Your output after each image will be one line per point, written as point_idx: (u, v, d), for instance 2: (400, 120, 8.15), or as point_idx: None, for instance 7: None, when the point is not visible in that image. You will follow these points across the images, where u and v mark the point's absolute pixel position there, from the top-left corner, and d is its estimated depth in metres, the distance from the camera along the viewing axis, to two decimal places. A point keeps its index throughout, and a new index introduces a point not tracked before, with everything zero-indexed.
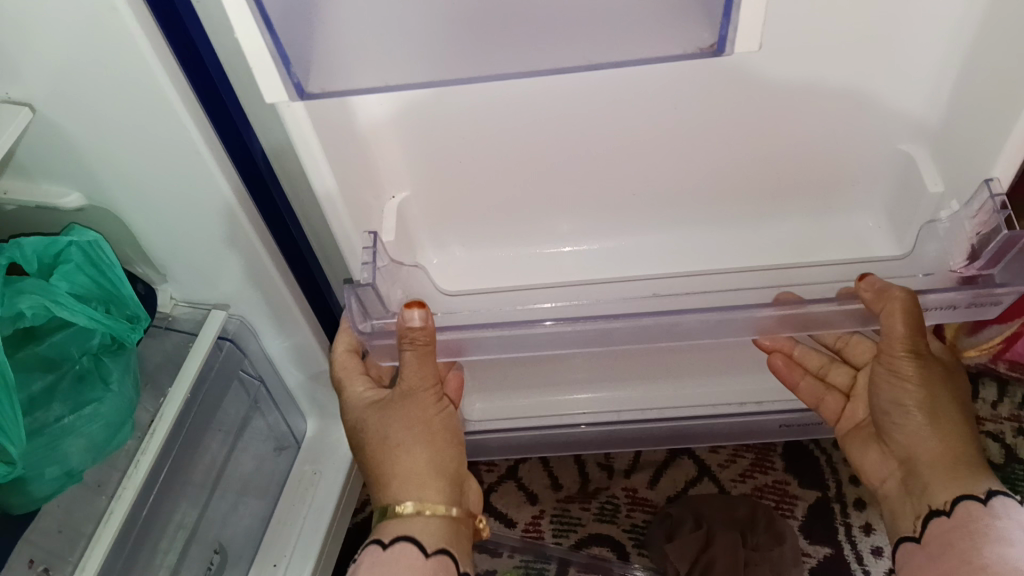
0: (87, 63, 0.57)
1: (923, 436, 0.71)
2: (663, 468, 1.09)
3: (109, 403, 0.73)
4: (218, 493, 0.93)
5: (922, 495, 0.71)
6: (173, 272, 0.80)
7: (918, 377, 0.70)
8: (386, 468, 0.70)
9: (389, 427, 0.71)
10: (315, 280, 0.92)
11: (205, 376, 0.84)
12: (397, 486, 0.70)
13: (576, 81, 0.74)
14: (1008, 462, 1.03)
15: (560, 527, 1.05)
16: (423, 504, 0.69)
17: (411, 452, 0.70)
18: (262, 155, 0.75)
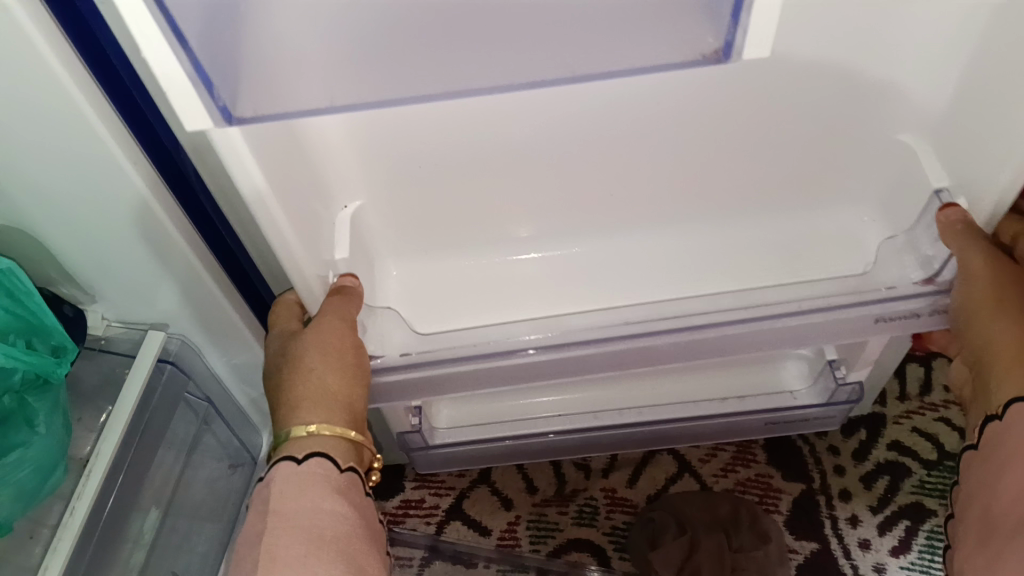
0: None
1: (993, 339, 0.61)
2: (642, 466, 1.04)
3: (36, 447, 0.66)
4: (170, 520, 0.86)
5: (991, 397, 0.62)
6: (104, 291, 0.72)
7: (992, 280, 0.61)
8: (294, 393, 0.63)
9: (301, 358, 0.64)
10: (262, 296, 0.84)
11: (147, 403, 0.76)
12: (302, 412, 0.62)
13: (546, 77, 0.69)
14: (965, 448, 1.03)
15: (537, 533, 1.00)
16: (322, 424, 0.62)
17: (320, 375, 0.63)
18: (197, 172, 0.67)
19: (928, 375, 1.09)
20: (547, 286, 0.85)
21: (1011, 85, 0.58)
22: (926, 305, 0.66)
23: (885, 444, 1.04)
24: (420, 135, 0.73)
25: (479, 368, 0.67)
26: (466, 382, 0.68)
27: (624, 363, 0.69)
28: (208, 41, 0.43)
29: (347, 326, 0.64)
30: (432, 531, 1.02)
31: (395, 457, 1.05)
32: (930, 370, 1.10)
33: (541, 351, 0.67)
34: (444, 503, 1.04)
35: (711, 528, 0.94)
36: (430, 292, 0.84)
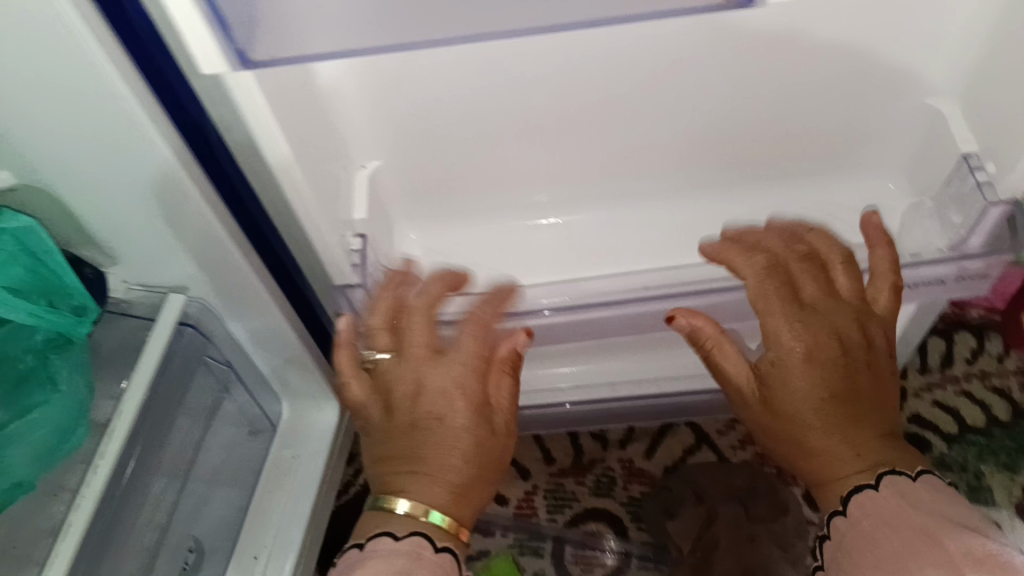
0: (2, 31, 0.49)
1: (791, 390, 0.60)
2: (659, 438, 1.04)
3: (57, 406, 0.67)
4: (190, 484, 0.87)
5: (835, 485, 0.60)
6: (126, 255, 0.72)
7: (805, 366, 0.60)
8: (416, 450, 0.61)
9: (422, 384, 0.62)
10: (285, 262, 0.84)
11: (166, 367, 0.77)
12: (411, 487, 0.60)
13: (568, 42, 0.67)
14: (987, 424, 1.01)
15: (554, 503, 1.01)
16: (424, 505, 0.59)
17: (440, 376, 0.62)
18: (222, 142, 0.67)
19: (950, 348, 1.07)
20: (566, 257, 0.85)
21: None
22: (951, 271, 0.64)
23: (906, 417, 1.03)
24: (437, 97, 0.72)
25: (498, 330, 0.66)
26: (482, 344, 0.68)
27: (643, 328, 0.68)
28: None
29: (474, 330, 0.64)
30: None
31: None
32: (952, 343, 1.07)
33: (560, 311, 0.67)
34: None
35: (721, 500, 0.96)
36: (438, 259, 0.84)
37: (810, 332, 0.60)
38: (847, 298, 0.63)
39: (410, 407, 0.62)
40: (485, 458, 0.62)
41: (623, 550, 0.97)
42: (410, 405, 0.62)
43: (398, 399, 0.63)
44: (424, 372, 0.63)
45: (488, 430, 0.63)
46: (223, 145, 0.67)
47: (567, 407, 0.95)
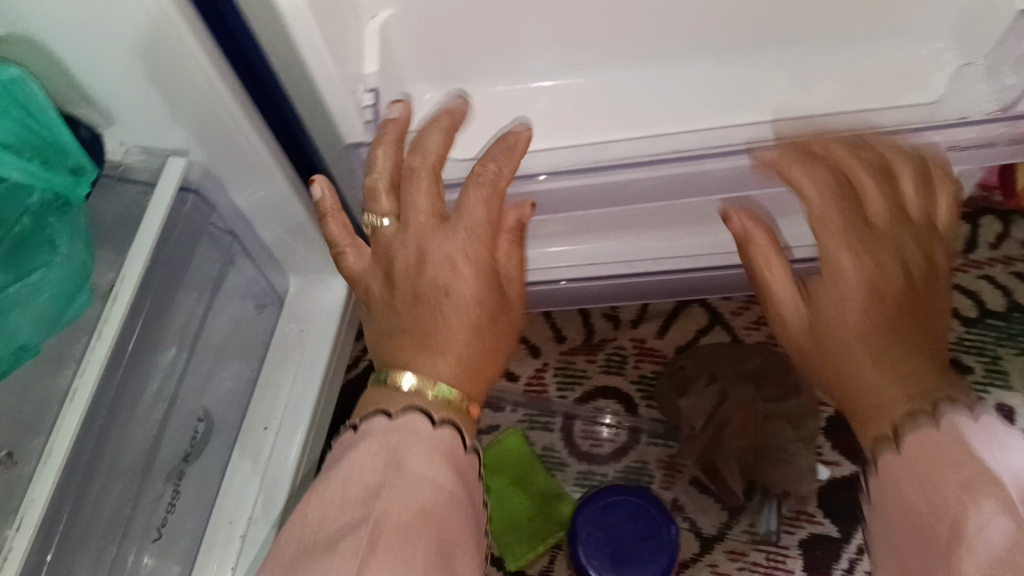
0: None
1: (834, 315, 0.54)
2: (672, 318, 1.02)
3: (58, 269, 0.65)
4: (197, 356, 0.85)
5: (880, 399, 0.50)
6: (122, 113, 0.68)
7: (848, 247, 0.54)
8: (423, 319, 0.56)
9: (426, 251, 0.57)
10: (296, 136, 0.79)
11: (172, 233, 0.75)
12: (431, 363, 0.54)
13: None
14: (1007, 309, 1.00)
15: (564, 380, 1.00)
16: (443, 386, 0.54)
17: (456, 248, 0.57)
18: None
19: (976, 232, 1.04)
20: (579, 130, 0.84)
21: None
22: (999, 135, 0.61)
23: None
24: None
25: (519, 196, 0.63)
26: None
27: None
28: None
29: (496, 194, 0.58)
30: None
31: None
32: (976, 228, 1.04)
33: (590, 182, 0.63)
34: None
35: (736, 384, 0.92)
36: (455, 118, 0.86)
37: (850, 234, 0.55)
38: (913, 216, 0.57)
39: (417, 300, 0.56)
40: (483, 343, 0.57)
41: (632, 426, 0.98)
42: (438, 301, 0.56)
43: (406, 279, 0.57)
44: (430, 239, 0.57)
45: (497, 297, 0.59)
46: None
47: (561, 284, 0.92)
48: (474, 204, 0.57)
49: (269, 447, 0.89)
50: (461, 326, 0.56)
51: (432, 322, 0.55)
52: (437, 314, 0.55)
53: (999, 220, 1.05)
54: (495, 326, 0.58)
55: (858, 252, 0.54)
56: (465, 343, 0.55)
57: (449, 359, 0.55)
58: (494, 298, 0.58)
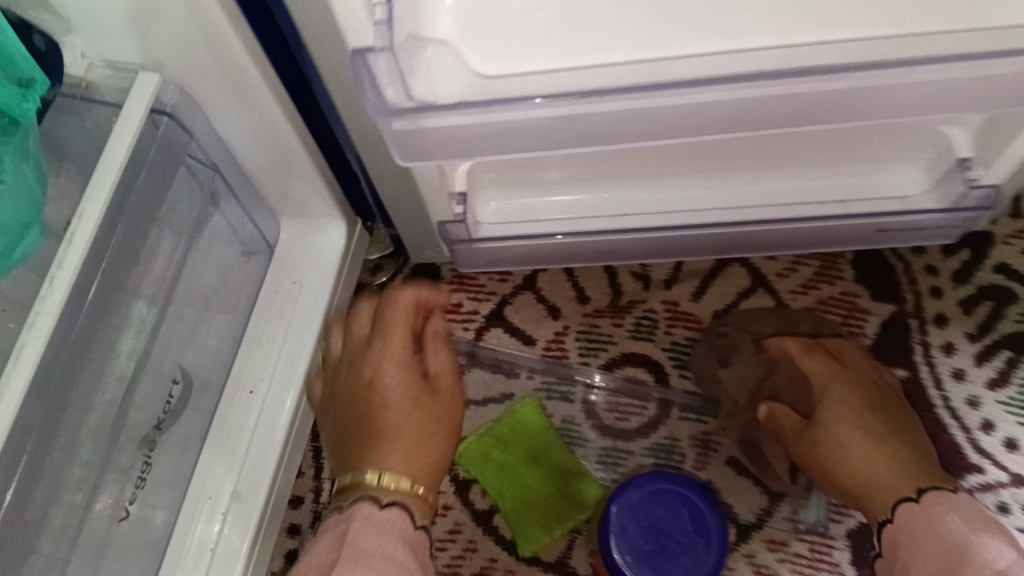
0: None
1: (835, 427, 0.73)
2: (709, 279, 0.92)
3: (4, 198, 0.53)
4: (173, 307, 0.75)
5: (872, 498, 0.69)
6: (79, 18, 0.56)
7: (830, 390, 0.76)
8: (368, 414, 0.67)
9: (367, 369, 0.68)
10: (297, 54, 0.66)
11: (140, 162, 0.63)
12: (387, 460, 0.63)
13: None
14: None
15: (587, 345, 0.90)
16: (392, 477, 0.62)
17: (393, 377, 0.67)
18: None
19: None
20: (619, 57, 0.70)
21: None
22: None
23: (993, 266, 0.90)
24: None
25: (560, 117, 0.50)
26: (534, 140, 0.52)
27: (751, 129, 0.52)
28: None
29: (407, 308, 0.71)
30: (470, 337, 0.91)
31: (430, 255, 0.92)
32: None
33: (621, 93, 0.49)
34: (485, 309, 0.92)
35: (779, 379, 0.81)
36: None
37: (845, 385, 0.76)
38: (872, 395, 0.76)
39: (365, 392, 0.68)
40: (421, 416, 0.67)
41: (661, 399, 0.88)
42: (379, 403, 0.66)
43: (359, 359, 0.70)
44: (371, 364, 0.69)
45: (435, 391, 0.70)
46: None
47: (557, 237, 0.80)
48: (397, 313, 0.70)
49: (255, 413, 0.79)
50: (393, 407, 0.66)
51: (370, 442, 0.65)
52: (382, 414, 0.66)
53: None
54: (443, 416, 0.69)
55: (831, 376, 0.77)
56: (399, 422, 0.66)
57: (393, 441, 0.65)
58: (428, 409, 0.67)
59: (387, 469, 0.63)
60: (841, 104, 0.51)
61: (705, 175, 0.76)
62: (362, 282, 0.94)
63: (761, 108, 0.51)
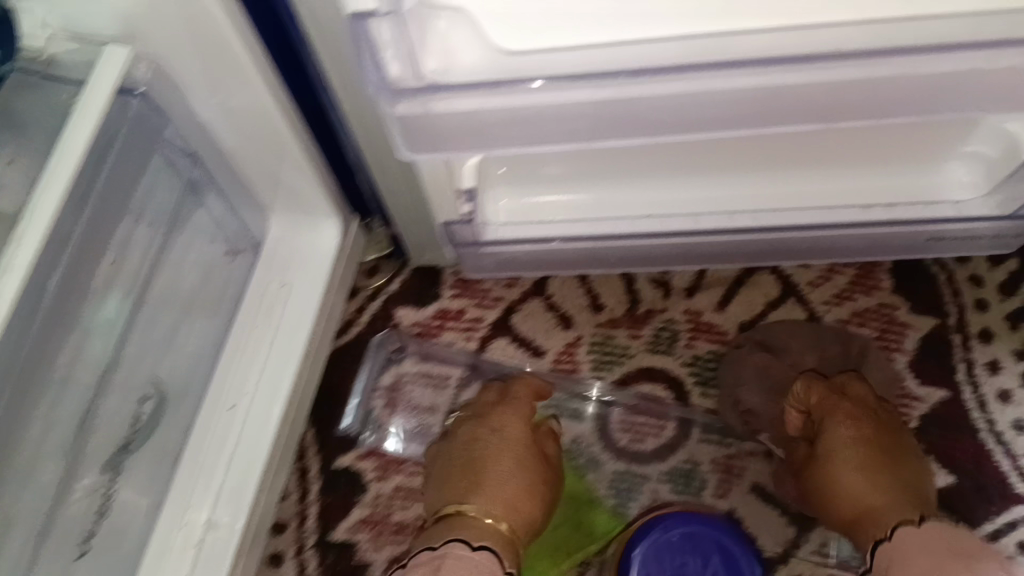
0: None
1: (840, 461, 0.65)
2: (735, 287, 0.84)
3: None
4: (144, 312, 0.68)
5: (874, 523, 0.61)
6: None
7: (833, 420, 0.67)
8: (467, 465, 0.66)
9: (472, 421, 0.70)
10: (283, 29, 0.57)
11: (103, 146, 0.55)
12: (477, 501, 0.63)
13: None
14: None
15: (602, 358, 0.82)
16: (484, 518, 0.62)
17: (506, 419, 0.69)
18: None
19: None
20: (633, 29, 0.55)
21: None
22: None
23: None
24: None
25: (593, 97, 0.43)
26: (564, 125, 0.45)
27: (819, 119, 0.45)
28: None
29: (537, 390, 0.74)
30: (473, 348, 0.83)
31: (430, 256, 0.83)
32: None
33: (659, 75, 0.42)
34: (490, 316, 0.84)
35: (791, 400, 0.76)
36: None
37: (847, 413, 0.68)
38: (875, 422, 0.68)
39: (461, 449, 0.68)
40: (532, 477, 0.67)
41: (680, 418, 0.81)
42: (471, 446, 0.67)
43: (450, 460, 0.68)
44: (484, 419, 0.70)
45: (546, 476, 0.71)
46: None
47: (557, 241, 0.73)
48: (520, 389, 0.73)
49: (236, 431, 0.71)
50: (516, 473, 0.66)
51: (486, 469, 0.65)
52: (478, 455, 0.66)
53: None
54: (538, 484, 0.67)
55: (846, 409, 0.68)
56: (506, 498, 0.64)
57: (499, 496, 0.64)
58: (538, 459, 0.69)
59: (490, 513, 0.62)
60: (922, 89, 0.44)
61: (739, 172, 0.68)
62: (356, 284, 0.85)
63: (832, 94, 0.44)
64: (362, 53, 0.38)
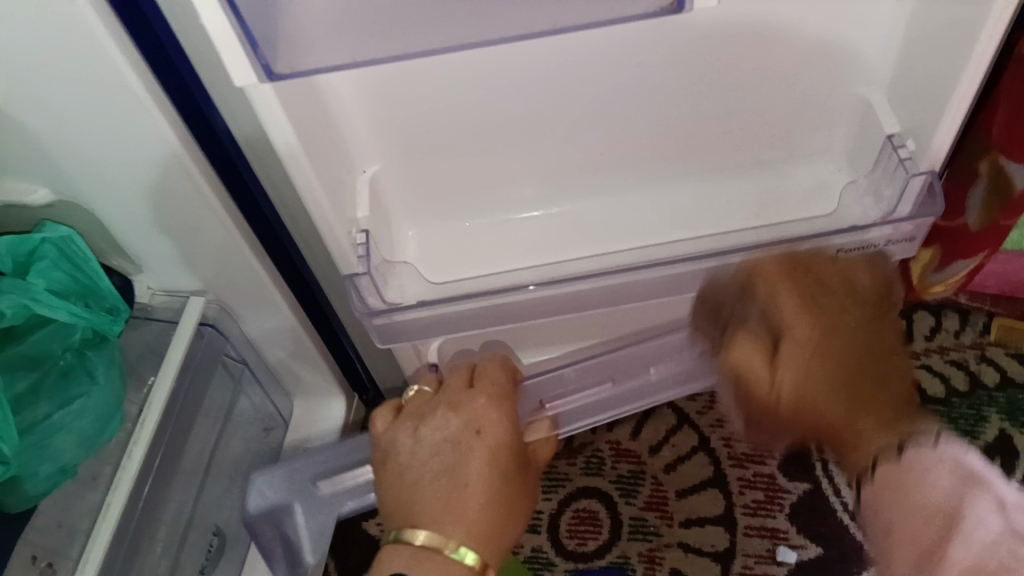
0: (40, 53, 0.55)
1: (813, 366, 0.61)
2: (644, 419, 1.12)
3: (98, 396, 0.73)
4: (211, 477, 0.95)
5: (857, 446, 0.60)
6: (149, 262, 0.79)
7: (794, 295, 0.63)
8: (420, 493, 0.67)
9: (417, 427, 0.70)
10: (297, 268, 0.88)
11: (190, 363, 0.85)
12: (434, 521, 0.66)
13: (549, 60, 0.67)
14: (973, 388, 1.09)
15: (549, 484, 1.08)
16: (436, 533, 0.65)
17: (451, 431, 0.69)
18: (234, 141, 0.72)
19: (912, 326, 1.15)
20: (538, 246, 0.80)
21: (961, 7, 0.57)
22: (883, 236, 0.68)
23: None
24: (419, 104, 0.68)
25: (492, 305, 0.70)
26: (477, 321, 0.71)
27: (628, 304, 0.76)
28: (251, 10, 0.49)
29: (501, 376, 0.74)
30: None
31: None
32: (912, 322, 1.16)
33: (542, 286, 0.70)
34: None
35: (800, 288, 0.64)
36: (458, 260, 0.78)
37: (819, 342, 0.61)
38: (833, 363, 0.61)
39: (405, 463, 0.69)
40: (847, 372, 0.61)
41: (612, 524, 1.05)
42: (405, 468, 0.69)
43: (406, 436, 0.70)
44: (434, 428, 0.69)
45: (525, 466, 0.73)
46: (235, 142, 0.72)
47: None
48: (475, 397, 0.70)
49: None
50: (482, 483, 0.67)
51: (437, 482, 0.67)
52: (409, 490, 0.68)
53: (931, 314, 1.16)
54: (523, 489, 0.72)
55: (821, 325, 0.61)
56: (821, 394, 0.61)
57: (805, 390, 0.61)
58: (510, 457, 0.69)
59: (448, 527, 0.65)
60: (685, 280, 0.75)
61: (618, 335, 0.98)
62: None
63: None
64: (352, 296, 0.67)
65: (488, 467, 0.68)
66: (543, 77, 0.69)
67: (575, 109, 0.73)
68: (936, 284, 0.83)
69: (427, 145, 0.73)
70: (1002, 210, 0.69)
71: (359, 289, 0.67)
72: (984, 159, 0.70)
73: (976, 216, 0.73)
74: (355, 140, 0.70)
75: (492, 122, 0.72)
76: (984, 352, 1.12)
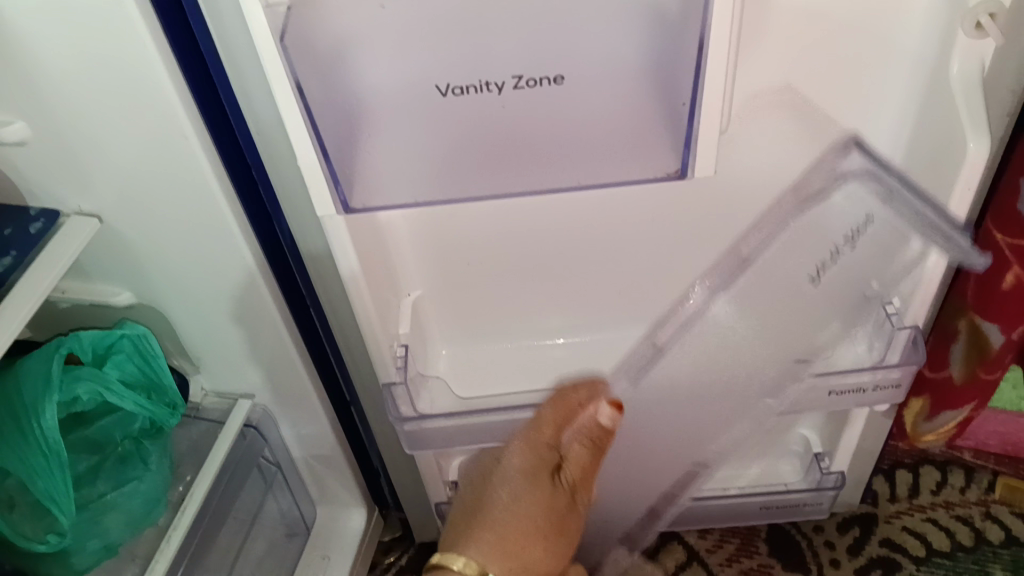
0: (152, 173, 0.66)
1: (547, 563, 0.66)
2: (655, 554, 1.15)
3: (148, 481, 0.80)
4: (234, 575, 1.00)
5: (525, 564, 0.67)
6: (207, 363, 0.88)
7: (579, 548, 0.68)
8: (479, 523, 0.66)
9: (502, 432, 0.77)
10: (335, 375, 0.97)
11: (230, 462, 0.92)
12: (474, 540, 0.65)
13: (579, 205, 0.77)
14: (978, 544, 1.11)
15: None
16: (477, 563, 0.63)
17: (524, 451, 0.70)
18: (295, 248, 0.82)
19: (918, 480, 1.19)
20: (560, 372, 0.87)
21: (933, 186, 0.67)
22: (868, 379, 0.76)
23: (878, 540, 1.13)
24: (466, 238, 0.78)
25: (512, 420, 0.77)
26: (497, 433, 0.78)
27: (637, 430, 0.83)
28: (338, 151, 0.60)
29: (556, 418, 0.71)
30: None
31: (432, 534, 1.17)
32: (918, 475, 1.20)
33: None
34: None
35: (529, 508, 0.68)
36: (481, 384, 0.86)
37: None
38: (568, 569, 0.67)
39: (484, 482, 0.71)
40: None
41: None
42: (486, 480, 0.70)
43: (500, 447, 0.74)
44: (521, 435, 0.71)
45: (561, 493, 0.67)
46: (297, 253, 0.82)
47: None
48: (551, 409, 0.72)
49: None
50: (525, 532, 0.65)
51: (504, 515, 0.66)
52: (469, 517, 0.68)
53: (937, 469, 1.20)
54: (565, 514, 0.67)
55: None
56: None
57: None
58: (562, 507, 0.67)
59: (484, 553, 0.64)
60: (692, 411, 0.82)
61: None
62: (375, 560, 1.17)
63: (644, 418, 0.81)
64: (387, 401, 0.75)
65: (507, 487, 0.68)
66: (573, 221, 0.79)
67: (599, 252, 0.83)
68: (926, 433, 0.89)
69: (465, 277, 0.83)
70: (982, 365, 0.78)
71: (394, 396, 0.75)
72: (963, 318, 0.79)
73: (959, 370, 0.81)
74: (408, 266, 0.80)
75: (526, 259, 0.82)
76: (989, 510, 1.15)
